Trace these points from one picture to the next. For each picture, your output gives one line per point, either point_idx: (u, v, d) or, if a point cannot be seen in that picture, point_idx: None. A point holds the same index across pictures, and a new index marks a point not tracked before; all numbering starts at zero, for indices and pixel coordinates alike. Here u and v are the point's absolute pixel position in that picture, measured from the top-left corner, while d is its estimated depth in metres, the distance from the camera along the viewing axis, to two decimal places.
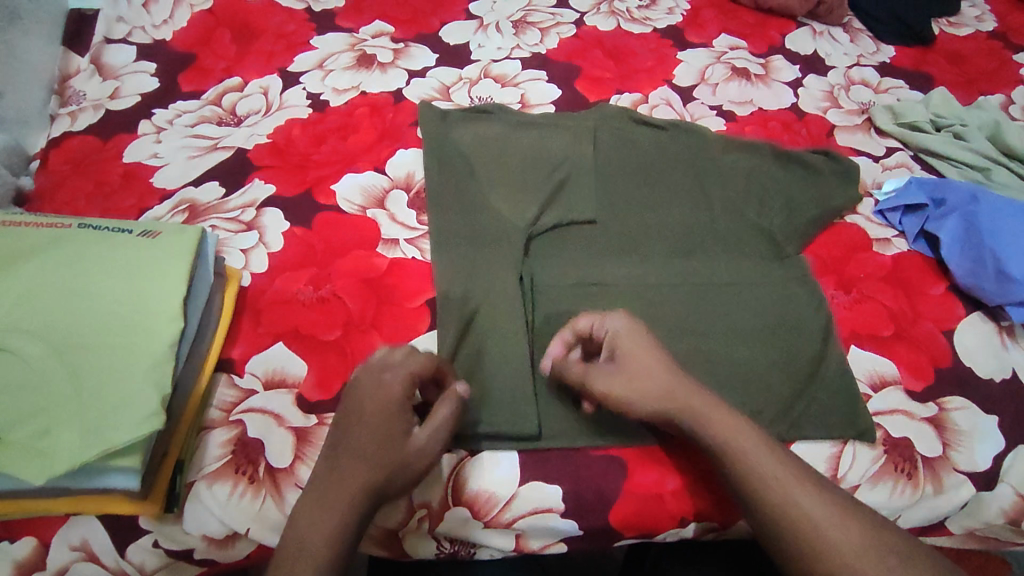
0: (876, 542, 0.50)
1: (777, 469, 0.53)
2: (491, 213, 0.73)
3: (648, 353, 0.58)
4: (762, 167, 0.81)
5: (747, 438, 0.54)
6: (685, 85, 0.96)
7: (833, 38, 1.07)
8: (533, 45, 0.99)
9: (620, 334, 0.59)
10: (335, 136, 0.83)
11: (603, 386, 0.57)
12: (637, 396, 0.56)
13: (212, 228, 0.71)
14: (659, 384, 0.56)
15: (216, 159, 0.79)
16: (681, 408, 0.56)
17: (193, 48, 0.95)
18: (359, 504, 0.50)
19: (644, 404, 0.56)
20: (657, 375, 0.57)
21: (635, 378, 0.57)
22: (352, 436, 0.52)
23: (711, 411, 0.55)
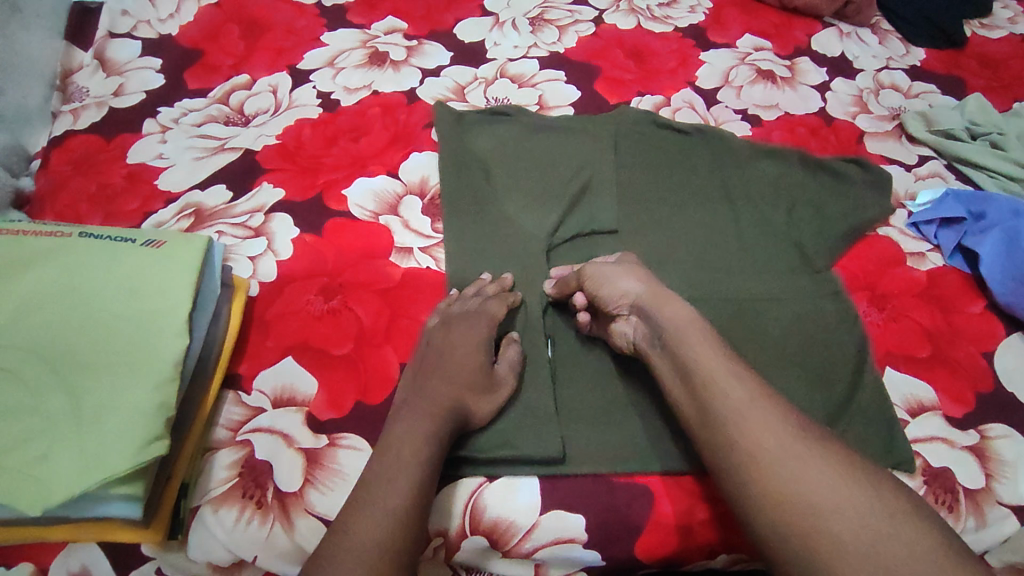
0: (802, 425, 0.49)
1: (722, 350, 0.54)
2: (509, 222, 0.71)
3: (643, 271, 0.63)
4: (789, 175, 0.78)
5: (704, 325, 0.56)
6: (708, 87, 0.93)
7: (861, 40, 1.04)
8: (551, 44, 0.96)
9: (626, 260, 0.65)
10: (346, 139, 0.80)
11: (599, 271, 0.62)
12: (621, 280, 0.60)
13: (218, 235, 0.68)
14: (643, 280, 0.60)
15: (223, 161, 0.76)
16: (650, 298, 0.58)
17: (200, 43, 0.92)
18: (445, 417, 0.54)
19: (621, 285, 0.60)
20: (639, 273, 0.61)
21: (626, 271, 0.62)
22: (430, 370, 0.58)
23: (679, 305, 0.58)
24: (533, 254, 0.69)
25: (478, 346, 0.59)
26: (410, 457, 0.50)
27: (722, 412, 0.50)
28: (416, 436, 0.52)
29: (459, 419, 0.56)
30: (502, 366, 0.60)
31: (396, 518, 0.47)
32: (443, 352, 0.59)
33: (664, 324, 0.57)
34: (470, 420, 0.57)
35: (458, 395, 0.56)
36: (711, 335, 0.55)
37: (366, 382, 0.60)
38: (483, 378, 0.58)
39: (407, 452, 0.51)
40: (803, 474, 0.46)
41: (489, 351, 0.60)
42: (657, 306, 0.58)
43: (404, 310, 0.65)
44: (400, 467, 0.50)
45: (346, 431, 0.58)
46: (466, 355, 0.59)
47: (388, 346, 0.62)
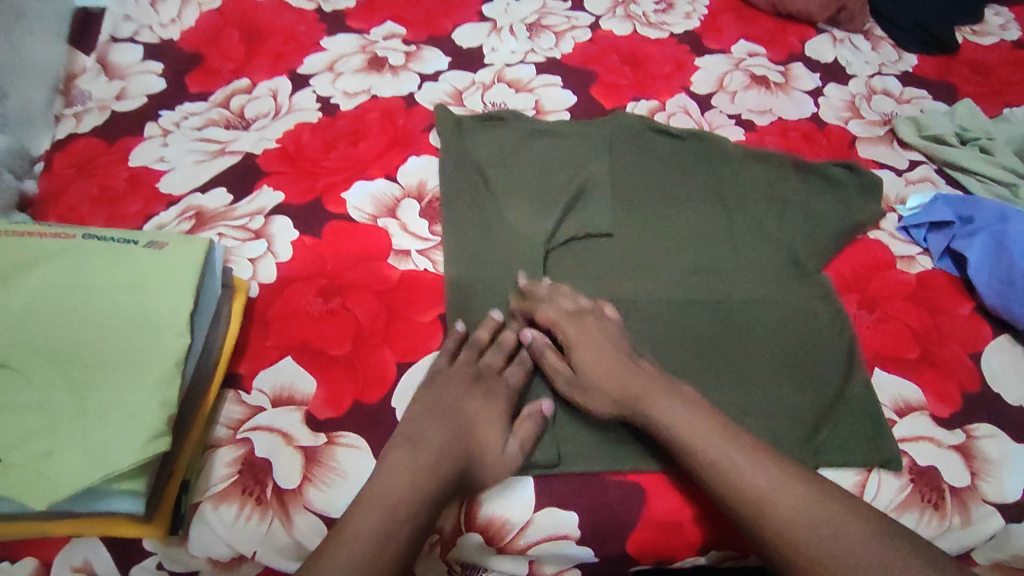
0: (816, 517, 0.52)
1: (716, 451, 0.55)
2: (505, 226, 0.72)
3: (607, 350, 0.62)
4: (782, 180, 0.79)
5: (688, 416, 0.57)
6: (702, 92, 0.94)
7: (853, 46, 1.05)
8: (547, 50, 0.97)
9: (586, 324, 0.64)
10: (346, 142, 0.81)
11: (563, 380, 0.63)
12: (594, 379, 0.61)
13: (219, 236, 0.69)
14: (618, 372, 0.61)
15: (224, 164, 0.77)
16: (628, 394, 0.60)
17: (202, 48, 0.93)
18: (431, 487, 0.54)
19: (597, 391, 0.61)
20: (610, 365, 0.61)
21: (593, 364, 0.62)
22: (431, 436, 0.57)
23: (663, 397, 0.59)
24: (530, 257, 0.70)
25: (496, 421, 0.60)
26: (398, 497, 0.53)
27: (743, 518, 0.53)
28: (406, 496, 0.53)
29: (454, 490, 0.56)
30: (512, 442, 0.58)
31: (376, 551, 0.50)
32: (451, 422, 0.59)
33: (652, 421, 0.58)
34: (469, 492, 0.57)
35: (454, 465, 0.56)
36: (705, 430, 0.56)
37: (364, 382, 0.61)
38: (492, 455, 0.58)
39: (394, 494, 0.53)
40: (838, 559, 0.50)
41: (501, 420, 0.60)
42: (636, 404, 0.59)
43: (402, 311, 0.66)
44: (382, 506, 0.52)
45: (344, 429, 0.59)
46: (480, 431, 0.59)
47: (386, 347, 0.63)
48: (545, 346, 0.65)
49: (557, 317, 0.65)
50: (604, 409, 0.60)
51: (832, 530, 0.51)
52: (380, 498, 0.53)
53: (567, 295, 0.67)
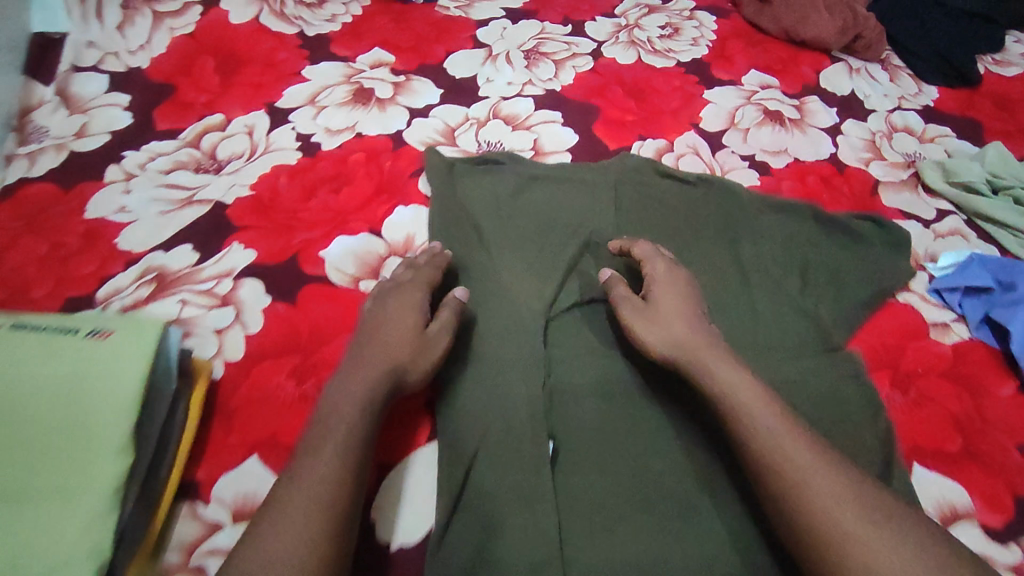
0: (865, 504, 0.45)
1: (769, 419, 0.50)
2: (500, 291, 0.65)
3: (681, 294, 0.61)
4: (800, 235, 0.74)
5: (738, 375, 0.53)
6: (713, 129, 0.88)
7: (870, 77, 0.99)
8: (546, 81, 0.91)
9: (667, 279, 0.62)
10: (327, 190, 0.74)
11: (631, 309, 0.60)
12: (657, 315, 0.59)
13: (181, 307, 0.63)
14: (689, 326, 0.58)
15: (192, 216, 0.70)
16: (687, 347, 0.56)
17: (172, 76, 0.85)
18: (375, 402, 0.51)
19: (658, 334, 0.58)
20: (679, 317, 0.59)
21: (659, 306, 0.60)
22: (365, 348, 0.55)
23: (724, 359, 0.55)
24: (529, 326, 0.62)
25: (409, 311, 0.58)
26: (356, 378, 0.52)
27: (780, 486, 0.47)
28: (363, 377, 0.52)
29: (386, 383, 0.53)
30: (435, 325, 0.58)
31: (339, 481, 0.46)
32: (380, 318, 0.57)
33: (706, 378, 0.54)
34: (405, 376, 0.54)
35: (390, 373, 0.53)
36: (761, 394, 0.52)
37: None
38: (413, 335, 0.56)
39: (357, 383, 0.52)
40: (878, 555, 0.43)
41: (421, 314, 0.59)
42: (694, 355, 0.55)
43: None
44: (346, 398, 0.50)
45: None
46: (399, 312, 0.58)
47: None
48: (620, 283, 0.64)
49: (647, 254, 0.64)
50: (662, 354, 0.57)
51: (883, 518, 0.45)
52: (348, 390, 0.51)
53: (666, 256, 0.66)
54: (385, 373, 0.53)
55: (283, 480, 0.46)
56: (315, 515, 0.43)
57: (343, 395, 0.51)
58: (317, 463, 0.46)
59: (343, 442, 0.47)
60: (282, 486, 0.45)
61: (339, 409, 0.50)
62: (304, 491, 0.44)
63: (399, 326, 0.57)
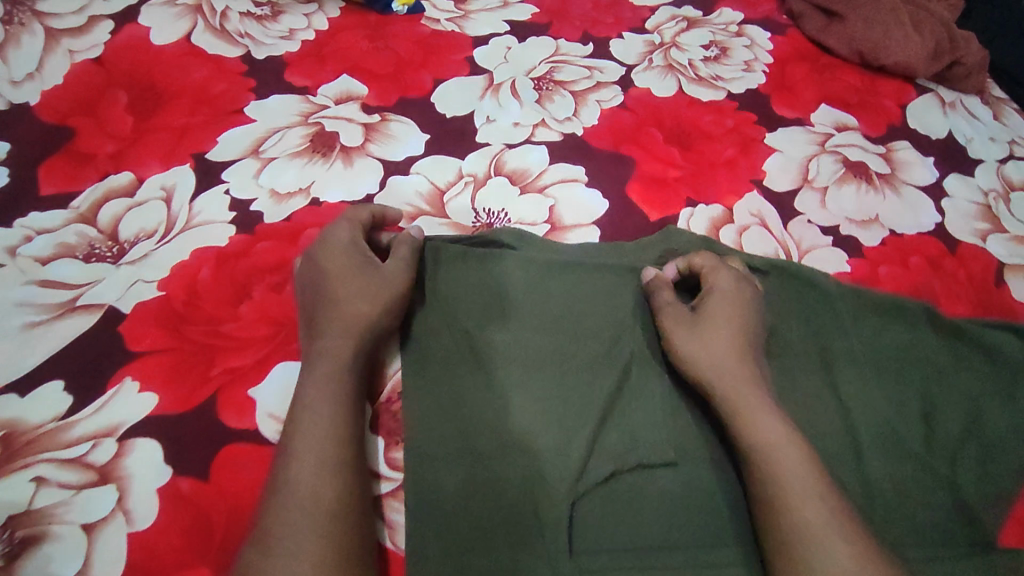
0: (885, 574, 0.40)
1: (799, 472, 0.44)
2: (507, 466, 0.48)
3: (734, 311, 0.52)
4: (919, 353, 0.54)
5: (772, 416, 0.47)
6: (782, 188, 0.67)
7: (970, 113, 0.78)
8: (563, 121, 0.70)
9: (726, 290, 0.52)
10: (265, 286, 0.53)
11: (674, 314, 0.52)
12: (700, 335, 0.50)
13: (35, 490, 0.43)
14: (736, 351, 0.50)
15: (73, 332, 0.50)
16: (725, 375, 0.49)
17: (70, 117, 0.64)
18: (343, 382, 0.46)
19: (700, 354, 0.50)
20: (728, 336, 0.50)
21: (709, 321, 0.51)
22: (324, 322, 0.49)
23: (769, 407, 0.47)
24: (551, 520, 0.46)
25: (359, 262, 0.52)
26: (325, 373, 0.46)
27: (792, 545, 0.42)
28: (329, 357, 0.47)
29: (352, 361, 0.48)
30: (389, 262, 0.52)
31: (314, 506, 0.41)
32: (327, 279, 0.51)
33: (736, 422, 0.47)
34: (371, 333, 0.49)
35: (352, 345, 0.48)
36: (801, 447, 0.45)
37: None
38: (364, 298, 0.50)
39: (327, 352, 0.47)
40: None
41: (366, 256, 0.53)
42: (734, 387, 0.48)
43: None
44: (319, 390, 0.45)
45: None
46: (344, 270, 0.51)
47: None
48: (667, 284, 0.54)
49: (708, 262, 0.55)
50: (694, 374, 0.50)
51: None
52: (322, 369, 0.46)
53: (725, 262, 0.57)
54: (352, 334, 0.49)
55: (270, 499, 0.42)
56: (305, 568, 0.38)
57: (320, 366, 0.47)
58: (298, 486, 0.41)
59: (325, 440, 0.43)
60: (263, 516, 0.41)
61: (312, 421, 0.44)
62: (279, 522, 0.40)
63: (359, 281, 0.51)
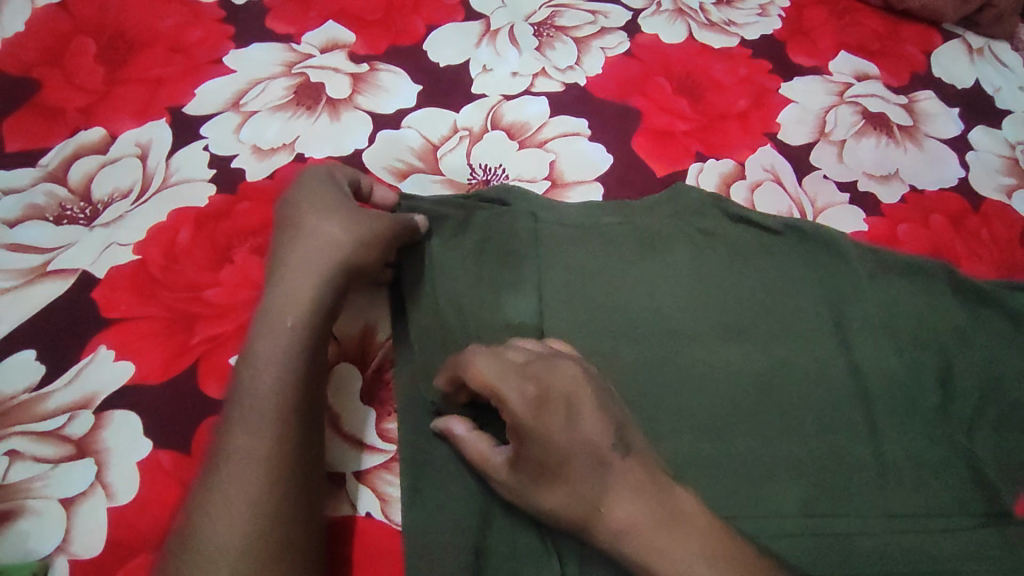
0: None
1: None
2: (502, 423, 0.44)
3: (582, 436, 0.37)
4: (938, 312, 0.51)
5: (653, 533, 0.35)
6: (796, 142, 0.63)
7: (999, 61, 0.73)
8: (565, 71, 0.65)
9: (540, 411, 0.36)
10: (246, 249, 0.50)
11: (506, 479, 0.39)
12: (544, 496, 0.37)
13: (9, 464, 0.41)
14: (578, 476, 0.36)
15: (45, 299, 0.47)
16: (581, 513, 0.36)
17: (34, 69, 0.60)
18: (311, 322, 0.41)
19: (542, 499, 0.37)
20: (564, 468, 0.36)
21: (545, 467, 0.36)
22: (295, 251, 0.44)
23: (637, 520, 0.35)
24: None
25: (322, 200, 0.46)
26: (304, 310, 0.41)
27: None
28: (292, 304, 0.41)
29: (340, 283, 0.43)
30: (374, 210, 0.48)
31: (271, 437, 0.36)
32: (298, 212, 0.45)
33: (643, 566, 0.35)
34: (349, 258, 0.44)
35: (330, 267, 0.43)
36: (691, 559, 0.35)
37: None
38: (334, 222, 0.45)
39: (302, 290, 0.42)
40: None
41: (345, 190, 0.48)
42: (611, 527, 0.36)
43: None
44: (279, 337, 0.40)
45: None
46: (314, 199, 0.46)
47: None
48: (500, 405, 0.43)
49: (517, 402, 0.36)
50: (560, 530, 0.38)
51: None
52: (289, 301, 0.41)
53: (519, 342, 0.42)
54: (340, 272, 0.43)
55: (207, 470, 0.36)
56: (243, 507, 0.34)
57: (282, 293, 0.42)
58: (247, 423, 0.37)
59: (279, 384, 0.38)
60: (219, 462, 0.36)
61: (268, 366, 0.39)
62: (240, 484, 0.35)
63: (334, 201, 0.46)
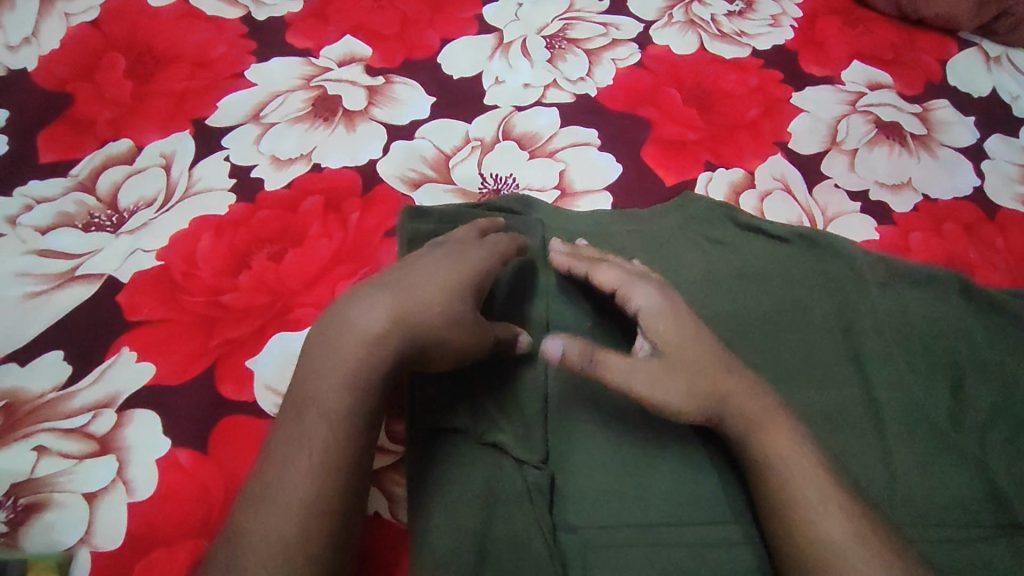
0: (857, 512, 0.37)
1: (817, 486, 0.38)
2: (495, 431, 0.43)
3: (690, 338, 0.43)
4: (951, 320, 0.51)
5: (761, 399, 0.41)
6: (808, 151, 0.63)
7: (1017, 70, 0.73)
8: (576, 82, 0.66)
9: (665, 302, 0.45)
10: (264, 255, 0.52)
11: (636, 379, 0.41)
12: (675, 373, 0.42)
13: (36, 459, 0.42)
14: (701, 351, 0.42)
15: (71, 303, 0.49)
16: (711, 385, 0.41)
17: (68, 83, 0.63)
18: (372, 362, 0.37)
19: (677, 373, 0.42)
20: (695, 343, 0.43)
21: (677, 340, 0.43)
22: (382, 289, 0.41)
23: (755, 395, 0.41)
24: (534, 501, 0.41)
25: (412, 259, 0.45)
26: (360, 343, 0.37)
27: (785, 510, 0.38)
28: (357, 354, 0.37)
29: (413, 335, 0.39)
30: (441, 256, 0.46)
31: (319, 469, 0.35)
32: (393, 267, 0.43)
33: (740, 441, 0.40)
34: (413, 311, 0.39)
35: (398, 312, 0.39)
36: (789, 422, 0.41)
37: None
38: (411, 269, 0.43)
39: (364, 331, 0.38)
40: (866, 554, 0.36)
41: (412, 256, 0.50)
42: (731, 398, 0.41)
43: None
44: (333, 394, 0.36)
45: None
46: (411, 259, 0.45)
47: None
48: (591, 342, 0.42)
49: (644, 295, 0.45)
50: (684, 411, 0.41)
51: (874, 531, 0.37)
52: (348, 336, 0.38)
53: (619, 261, 0.48)
54: (400, 323, 0.39)
55: (243, 509, 0.34)
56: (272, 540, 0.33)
57: (356, 330, 0.38)
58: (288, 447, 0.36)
59: (329, 408, 0.36)
60: (264, 476, 0.35)
61: (322, 390, 0.37)
62: (270, 523, 0.33)
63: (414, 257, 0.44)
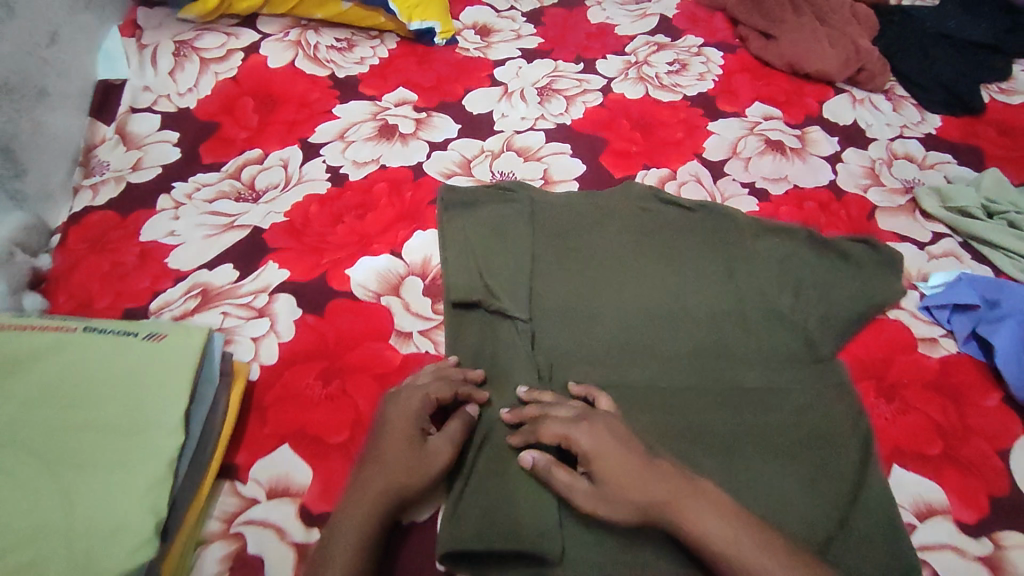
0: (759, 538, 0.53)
1: (722, 525, 0.53)
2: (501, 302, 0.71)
3: (621, 455, 0.55)
4: (796, 254, 0.78)
5: (670, 481, 0.55)
6: (715, 158, 0.93)
7: (874, 107, 1.03)
8: (558, 116, 0.97)
9: (596, 427, 0.57)
10: (353, 215, 0.81)
11: (579, 496, 0.56)
12: (612, 496, 0.55)
13: (224, 317, 0.71)
14: (632, 467, 0.55)
15: (234, 238, 0.78)
16: (642, 505, 0.54)
17: (217, 116, 0.95)
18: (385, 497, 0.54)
19: (624, 493, 0.54)
20: (630, 465, 0.55)
21: (610, 470, 0.55)
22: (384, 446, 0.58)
23: (672, 485, 0.54)
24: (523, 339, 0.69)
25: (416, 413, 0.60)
26: (380, 480, 0.55)
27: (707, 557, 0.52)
28: (377, 487, 0.55)
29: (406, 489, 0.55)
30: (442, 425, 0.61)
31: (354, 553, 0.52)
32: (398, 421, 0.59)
33: (683, 528, 0.53)
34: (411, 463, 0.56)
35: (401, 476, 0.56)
36: (695, 491, 0.54)
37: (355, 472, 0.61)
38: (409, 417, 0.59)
39: (376, 482, 0.55)
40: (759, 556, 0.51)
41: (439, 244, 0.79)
42: (657, 507, 0.54)
43: None
44: (362, 509, 0.54)
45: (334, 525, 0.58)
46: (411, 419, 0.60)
47: None
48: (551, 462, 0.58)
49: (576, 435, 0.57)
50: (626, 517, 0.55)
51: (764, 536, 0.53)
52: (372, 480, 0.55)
53: (556, 408, 0.60)
54: (402, 477, 0.55)
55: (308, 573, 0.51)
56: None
57: (374, 476, 0.55)
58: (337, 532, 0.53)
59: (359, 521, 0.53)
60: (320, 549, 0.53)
61: (360, 495, 0.55)
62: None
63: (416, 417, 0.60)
